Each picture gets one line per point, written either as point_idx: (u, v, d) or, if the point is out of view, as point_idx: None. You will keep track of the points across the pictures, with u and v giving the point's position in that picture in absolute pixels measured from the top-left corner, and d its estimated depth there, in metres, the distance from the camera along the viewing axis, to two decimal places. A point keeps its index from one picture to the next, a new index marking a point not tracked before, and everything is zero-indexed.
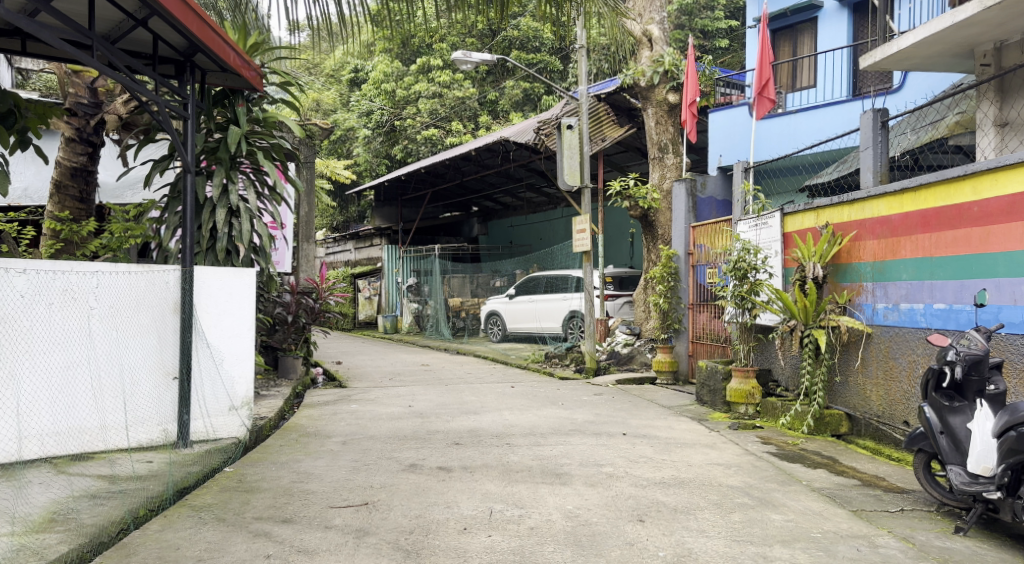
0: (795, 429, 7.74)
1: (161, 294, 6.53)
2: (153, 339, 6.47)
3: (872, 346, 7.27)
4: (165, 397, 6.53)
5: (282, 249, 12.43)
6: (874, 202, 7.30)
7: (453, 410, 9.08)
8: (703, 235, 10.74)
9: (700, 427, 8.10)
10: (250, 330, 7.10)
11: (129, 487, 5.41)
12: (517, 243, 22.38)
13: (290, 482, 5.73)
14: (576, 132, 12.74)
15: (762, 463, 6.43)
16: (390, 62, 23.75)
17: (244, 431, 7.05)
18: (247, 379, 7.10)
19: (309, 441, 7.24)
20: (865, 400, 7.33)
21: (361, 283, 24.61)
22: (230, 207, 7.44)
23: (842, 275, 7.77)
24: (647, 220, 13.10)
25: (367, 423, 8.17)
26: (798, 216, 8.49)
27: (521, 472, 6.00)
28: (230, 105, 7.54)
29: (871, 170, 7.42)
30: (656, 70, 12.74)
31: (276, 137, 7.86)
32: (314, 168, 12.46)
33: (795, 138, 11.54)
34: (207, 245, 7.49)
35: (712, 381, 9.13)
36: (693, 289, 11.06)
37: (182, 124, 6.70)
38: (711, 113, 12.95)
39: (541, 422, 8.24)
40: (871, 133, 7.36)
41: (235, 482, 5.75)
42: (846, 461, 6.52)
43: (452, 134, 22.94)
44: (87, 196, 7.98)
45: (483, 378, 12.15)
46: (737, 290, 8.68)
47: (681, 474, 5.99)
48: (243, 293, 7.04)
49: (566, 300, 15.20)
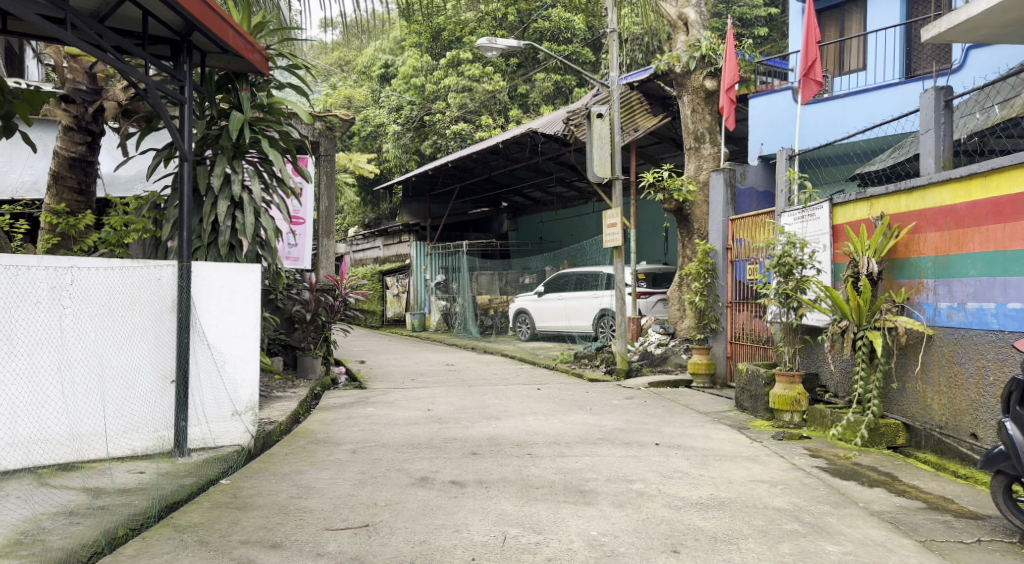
0: (847, 441, 7.05)
1: (156, 292, 6.07)
2: (149, 340, 6.03)
3: (933, 349, 6.61)
4: (161, 402, 6.07)
5: (303, 242, 11.24)
6: (936, 190, 6.62)
7: (474, 414, 8.52)
8: (742, 228, 10.08)
9: (740, 436, 7.46)
10: (255, 330, 6.64)
11: (112, 502, 4.91)
12: (546, 240, 21.83)
13: (287, 498, 5.21)
14: (607, 121, 12.07)
15: (811, 481, 5.79)
16: (419, 56, 23.43)
17: (247, 438, 6.58)
18: (251, 382, 6.63)
19: (316, 450, 6.72)
20: (926, 409, 6.68)
21: (389, 281, 24.22)
22: (233, 197, 6.88)
23: (899, 271, 7.08)
24: (682, 214, 12.40)
25: (381, 429, 7.65)
26: (850, 207, 7.79)
27: (541, 490, 5.42)
28: (234, 90, 7.02)
29: (933, 155, 6.70)
30: (692, 55, 12.07)
31: (285, 125, 7.29)
32: (335, 161, 11.97)
33: (843, 124, 10.78)
34: (208, 239, 6.97)
35: (754, 385, 8.50)
36: (732, 287, 10.40)
37: (179, 110, 6.19)
38: (752, 100, 12.21)
39: (567, 429, 7.64)
40: (933, 113, 6.67)
41: (229, 498, 5.24)
42: (907, 480, 5.84)
43: (481, 128, 22.34)
44: (87, 187, 7.56)
45: (508, 380, 11.61)
46: (781, 288, 8.02)
47: (721, 493, 5.37)
48: (247, 290, 6.57)
49: (597, 298, 14.56)
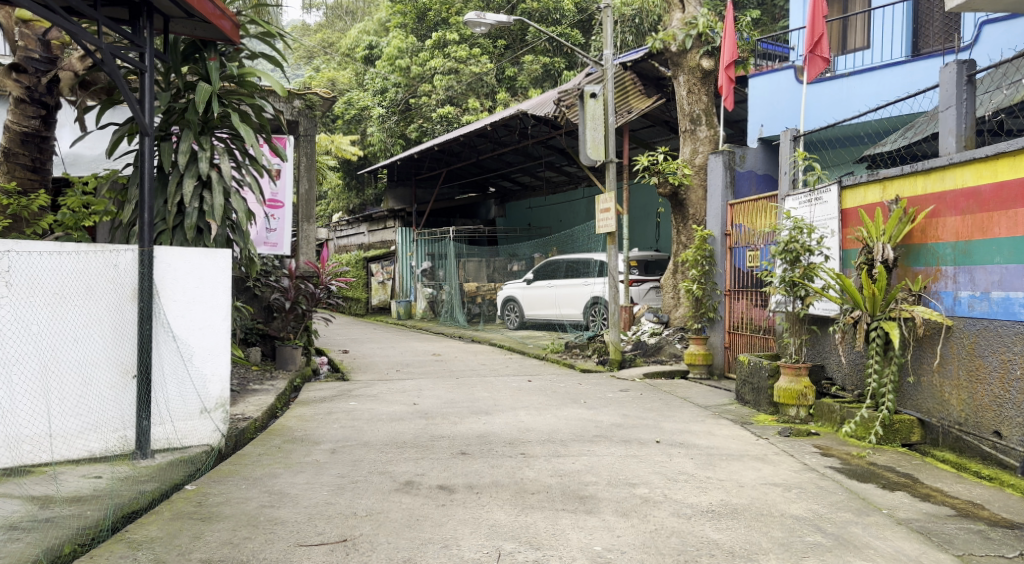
0: (860, 439, 6.62)
1: (115, 279, 5.56)
2: (108, 331, 5.53)
3: (952, 341, 6.20)
4: (123, 399, 5.59)
5: (282, 225, 10.70)
6: (957, 170, 6.19)
7: (462, 409, 8.04)
8: (741, 213, 9.66)
9: (745, 433, 7.03)
10: (226, 321, 6.12)
11: (60, 513, 4.42)
12: (535, 226, 21.37)
13: (257, 507, 4.72)
14: (601, 101, 11.57)
15: (827, 483, 5.37)
16: (404, 38, 22.88)
17: (217, 438, 6.07)
18: (221, 377, 6.12)
19: (292, 450, 6.21)
20: (943, 404, 6.28)
21: (373, 267, 23.66)
22: (199, 176, 6.29)
23: (915, 258, 6.65)
24: (678, 199, 11.93)
25: (363, 426, 7.15)
26: (860, 190, 7.33)
27: (536, 495, 4.96)
28: (201, 60, 6.45)
29: (954, 134, 6.26)
30: (689, 33, 11.60)
31: (257, 99, 6.72)
32: (315, 142, 11.37)
33: (848, 105, 10.33)
34: (174, 222, 6.35)
35: (756, 377, 8.07)
36: (730, 274, 9.98)
37: (139, 79, 5.65)
38: (752, 79, 11.74)
39: (561, 426, 7.17)
40: (954, 88, 6.24)
41: (193, 506, 4.75)
42: (929, 482, 5.43)
43: (468, 112, 21.55)
44: (41, 165, 7.01)
45: (497, 371, 11.15)
46: (788, 275, 7.58)
47: (733, 499, 4.95)
48: (216, 277, 6.06)
49: (588, 286, 14.06)
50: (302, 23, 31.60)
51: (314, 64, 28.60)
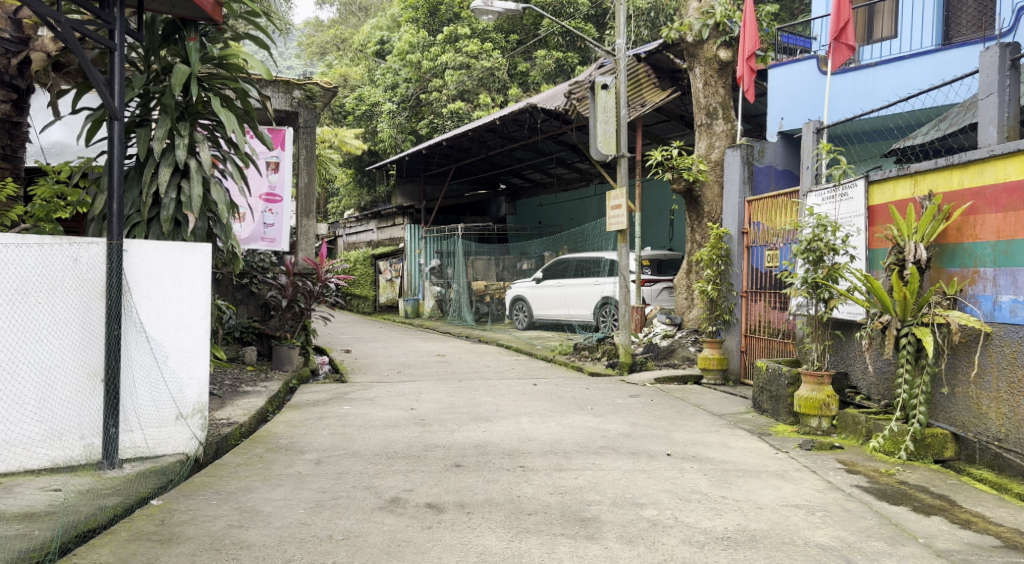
0: (889, 454, 6.12)
1: (83, 275, 5.14)
2: (75, 330, 5.11)
3: (991, 349, 5.69)
4: (90, 404, 5.15)
5: (278, 217, 10.26)
6: (999, 163, 5.68)
7: (462, 415, 7.59)
8: (760, 211, 9.15)
9: (763, 445, 6.53)
10: (204, 321, 5.66)
11: (6, 533, 3.99)
12: (546, 224, 20.89)
13: (224, 527, 4.30)
14: (612, 93, 11.06)
15: (855, 506, 4.88)
16: (415, 32, 22.47)
17: (194, 446, 5.61)
18: (199, 382, 5.65)
19: (274, 459, 5.78)
20: (980, 417, 5.78)
21: (382, 265, 23.25)
22: (177, 164, 5.86)
23: (949, 258, 6.13)
24: (692, 195, 11.43)
25: (354, 433, 6.71)
26: (889, 185, 6.82)
27: (533, 517, 4.50)
28: (182, 41, 6.00)
29: (995, 124, 5.76)
30: (705, 23, 10.98)
31: (242, 84, 6.26)
32: (316, 134, 10.90)
33: (875, 94, 9.80)
34: (149, 214, 5.92)
35: (775, 385, 7.58)
36: (747, 275, 9.47)
37: (108, 58, 5.22)
38: (771, 70, 11.22)
39: (565, 435, 6.71)
40: (996, 73, 5.76)
41: (153, 526, 4.32)
42: (968, 505, 4.93)
43: (480, 107, 21.07)
44: (13, 152, 6.82)
45: (503, 374, 10.70)
46: (811, 276, 7.07)
47: (751, 523, 4.47)
48: (194, 274, 5.61)
49: (599, 285, 13.57)
50: (314, 20, 31.22)
51: (326, 60, 28.24)
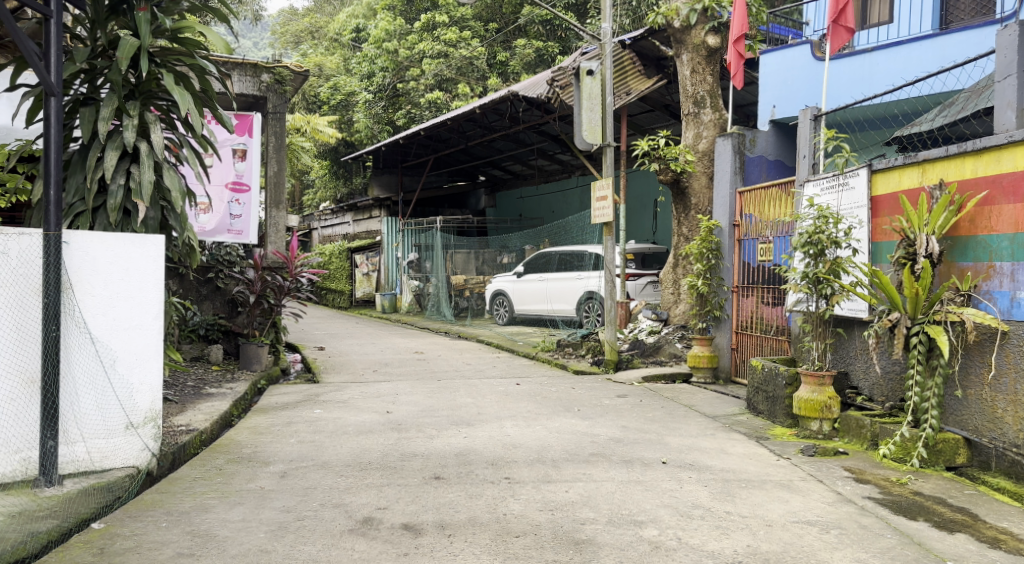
0: (900, 460, 5.74)
1: (17, 270, 4.60)
2: (7, 332, 4.57)
3: (1008, 349, 5.31)
4: (25, 414, 4.62)
5: (246, 205, 9.61)
6: (1017, 149, 5.29)
7: (441, 419, 7.11)
8: (752, 203, 8.74)
9: (763, 451, 6.12)
10: (157, 320, 5.11)
11: None
12: (526, 216, 20.40)
13: (171, 557, 3.81)
14: (597, 80, 10.54)
15: (871, 522, 4.47)
16: (392, 20, 21.80)
17: (146, 458, 5.07)
18: (151, 388, 5.11)
19: (235, 472, 5.27)
20: (994, 422, 5.39)
21: (358, 259, 22.67)
22: (125, 148, 5.33)
23: (962, 251, 5.74)
24: (679, 186, 10.98)
25: (324, 441, 6.20)
26: (895, 174, 6.42)
27: (522, 539, 4.05)
28: (130, 12, 5.42)
29: (1014, 107, 5.36)
30: (693, 8, 10.53)
31: (198, 59, 5.70)
32: (286, 119, 10.36)
33: (872, 80, 9.44)
34: (94, 202, 5.38)
35: (772, 385, 7.18)
36: (738, 269, 9.04)
37: (43, 28, 4.67)
38: (763, 56, 10.82)
39: (552, 441, 6.25)
40: (1015, 53, 5.37)
41: (90, 556, 3.83)
42: (992, 521, 4.55)
43: (459, 97, 20.49)
44: None
45: (483, 372, 10.21)
46: (813, 271, 6.64)
47: (762, 545, 4.05)
48: (145, 268, 5.06)
49: (581, 280, 13.14)
50: (289, 8, 30.37)
51: (300, 49, 27.46)
